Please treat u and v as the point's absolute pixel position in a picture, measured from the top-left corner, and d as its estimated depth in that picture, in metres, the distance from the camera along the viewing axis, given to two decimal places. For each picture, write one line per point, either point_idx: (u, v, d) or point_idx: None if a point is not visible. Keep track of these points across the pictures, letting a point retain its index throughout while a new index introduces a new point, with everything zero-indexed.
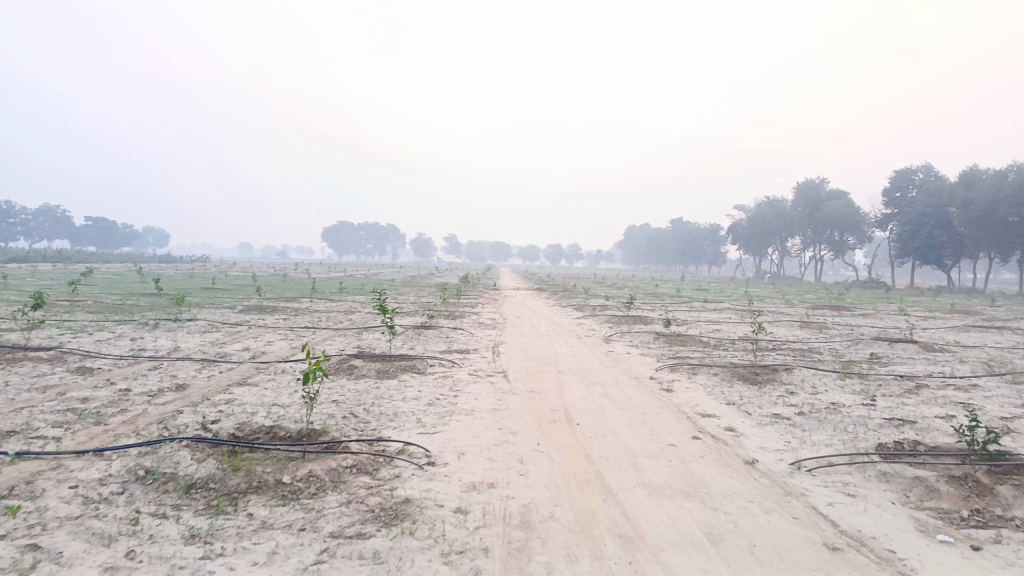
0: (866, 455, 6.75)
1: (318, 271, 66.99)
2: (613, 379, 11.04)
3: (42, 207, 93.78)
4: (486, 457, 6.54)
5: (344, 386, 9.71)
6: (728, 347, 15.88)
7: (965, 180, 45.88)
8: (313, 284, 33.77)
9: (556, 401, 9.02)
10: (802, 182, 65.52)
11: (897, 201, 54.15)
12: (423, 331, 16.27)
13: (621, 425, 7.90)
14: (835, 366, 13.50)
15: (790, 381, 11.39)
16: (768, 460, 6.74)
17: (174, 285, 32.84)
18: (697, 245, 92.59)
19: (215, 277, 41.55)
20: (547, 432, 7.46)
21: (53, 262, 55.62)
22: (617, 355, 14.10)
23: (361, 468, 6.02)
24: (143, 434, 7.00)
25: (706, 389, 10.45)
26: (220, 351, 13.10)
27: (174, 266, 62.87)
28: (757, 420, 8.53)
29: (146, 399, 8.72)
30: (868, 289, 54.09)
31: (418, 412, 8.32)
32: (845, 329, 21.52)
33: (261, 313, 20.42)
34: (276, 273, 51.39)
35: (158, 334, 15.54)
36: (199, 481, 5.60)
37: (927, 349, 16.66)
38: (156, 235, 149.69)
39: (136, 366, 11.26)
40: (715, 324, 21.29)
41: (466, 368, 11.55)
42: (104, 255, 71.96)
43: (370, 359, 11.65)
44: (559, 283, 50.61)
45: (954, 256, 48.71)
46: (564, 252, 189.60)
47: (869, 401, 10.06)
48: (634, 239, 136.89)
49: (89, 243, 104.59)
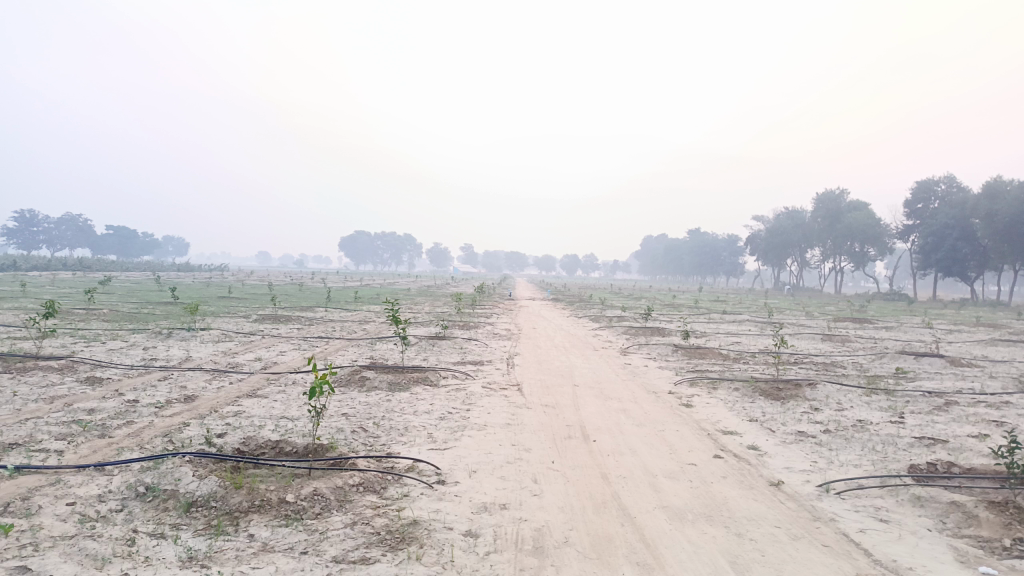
0: (898, 477, 6.41)
1: (334, 280, 67.17)
2: (630, 393, 10.75)
3: (64, 216, 95.21)
4: (499, 475, 6.29)
5: (354, 398, 9.51)
6: (749, 360, 15.51)
7: (989, 192, 45.04)
8: (329, 293, 33.78)
9: (572, 416, 8.75)
10: (821, 193, 64.82)
11: (919, 213, 53.33)
12: (437, 342, 16.08)
13: (640, 443, 7.61)
14: (860, 381, 13.10)
15: (814, 396, 11.03)
16: (794, 482, 6.43)
17: (190, 293, 32.97)
18: (715, 256, 91.88)
19: (232, 286, 41.71)
20: (562, 449, 7.20)
21: (73, 271, 56.19)
22: (634, 367, 13.82)
23: (368, 486, 5.78)
24: (147, 447, 6.82)
25: (727, 405, 10.13)
26: (232, 361, 12.96)
27: (192, 274, 63.36)
28: (781, 438, 8.21)
29: (153, 410, 8.57)
30: (889, 302, 53.24)
31: (429, 426, 8.09)
32: (868, 343, 21.04)
33: (276, 322, 20.32)
34: (293, 282, 51.54)
35: (171, 343, 15.46)
36: (200, 499, 5.38)
37: (955, 364, 16.17)
38: (176, 243, 151.43)
39: (146, 376, 11.14)
40: (734, 337, 20.92)
41: (480, 381, 11.31)
42: (125, 264, 72.69)
43: (383, 370, 11.45)
44: (576, 294, 50.32)
45: (978, 269, 47.81)
46: (580, 262, 189.15)
47: (897, 418, 9.69)
48: (651, 250, 136.24)
49: (110, 252, 105.78)
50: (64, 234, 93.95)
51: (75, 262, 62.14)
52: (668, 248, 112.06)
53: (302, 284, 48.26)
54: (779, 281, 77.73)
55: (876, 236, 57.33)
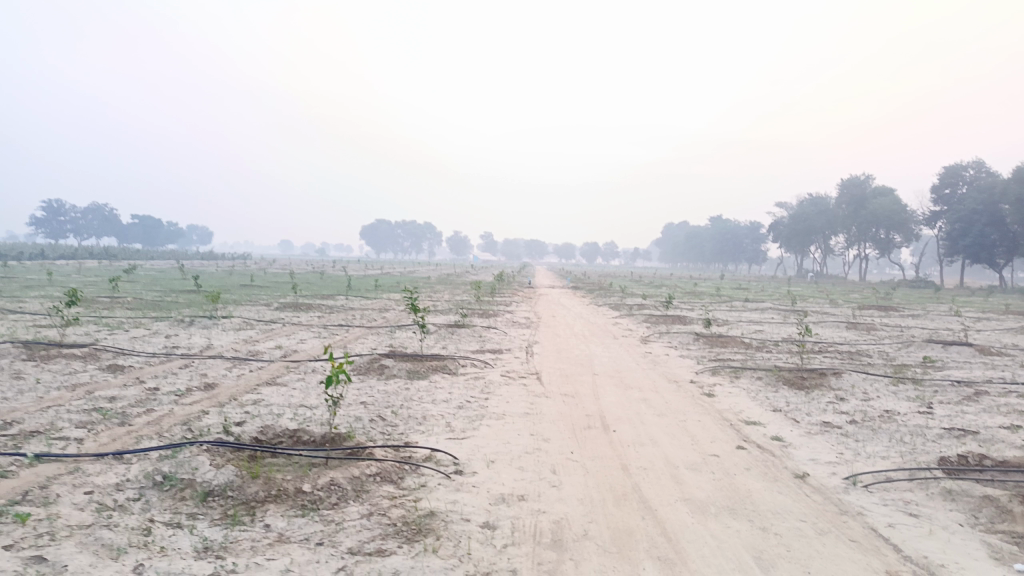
0: (929, 470, 6.23)
1: (355, 268, 67.43)
2: (651, 382, 10.61)
3: (91, 206, 96.64)
4: (517, 466, 6.21)
5: (373, 387, 9.47)
6: (772, 349, 15.29)
7: (1019, 176, 44.03)
8: (349, 282, 33.84)
9: (592, 406, 8.64)
10: (846, 179, 63.78)
11: (947, 198, 52.32)
12: (456, 330, 16.01)
13: (661, 433, 7.49)
14: (885, 370, 12.85)
15: (838, 386, 10.82)
16: (819, 474, 6.27)
17: (213, 282, 33.22)
18: (736, 243, 90.93)
19: (254, 274, 42.02)
20: (582, 439, 7.10)
21: (99, 259, 56.88)
22: (655, 356, 13.67)
23: (385, 476, 5.72)
24: (165, 436, 6.82)
25: (750, 394, 9.96)
26: (252, 349, 13.00)
27: (215, 262, 64.00)
28: (806, 429, 8.05)
29: (174, 398, 8.59)
30: (915, 289, 52.36)
31: (447, 415, 8.02)
32: (894, 331, 20.66)
33: (296, 310, 20.39)
34: (314, 271, 51.83)
35: (192, 331, 15.55)
36: (216, 488, 5.35)
37: (984, 352, 15.83)
38: (200, 233, 153.14)
39: (167, 364, 11.19)
40: (756, 325, 20.65)
41: (499, 370, 11.23)
42: (149, 253, 73.57)
43: (402, 358, 11.41)
44: (596, 282, 50.03)
45: (1007, 255, 46.83)
46: (601, 250, 188.37)
47: (926, 409, 9.46)
48: (672, 238, 135.41)
49: (135, 241, 107.12)
50: (90, 224, 95.20)
51: (100, 250, 62.89)
52: (690, 235, 111.08)
53: (323, 272, 48.44)
54: (802, 268, 76.78)
55: (902, 222, 56.34)
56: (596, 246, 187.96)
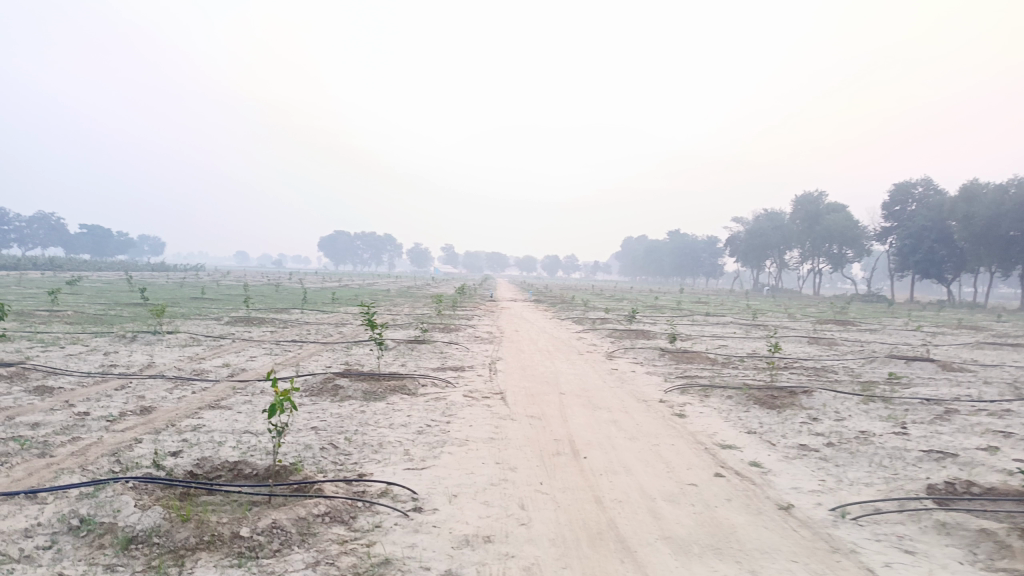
0: (919, 500, 5.88)
1: (311, 279, 65.97)
2: (620, 402, 10.16)
3: (36, 214, 93.24)
4: (482, 500, 5.68)
5: (325, 410, 8.82)
6: (739, 365, 15.02)
7: (966, 195, 45.15)
8: (306, 294, 32.85)
9: (560, 430, 8.15)
10: (800, 195, 64.81)
11: (897, 215, 53.53)
12: (416, 346, 15.38)
13: (634, 460, 7.04)
14: (854, 388, 12.63)
15: (811, 405, 10.53)
16: (805, 505, 5.88)
17: (161, 294, 31.91)
18: (694, 257, 91.89)
19: (207, 287, 40.67)
20: (550, 468, 6.61)
21: (42, 270, 54.66)
22: (622, 373, 13.26)
23: (334, 516, 5.14)
24: (90, 469, 6.11)
25: (722, 415, 9.59)
26: (197, 368, 12.19)
27: (166, 274, 62.04)
28: (783, 453, 7.68)
29: (104, 425, 7.84)
30: (868, 303, 53.34)
31: (405, 442, 7.45)
32: (856, 346, 20.64)
33: (248, 325, 19.52)
34: (269, 283, 50.52)
35: (135, 347, 14.62)
36: (141, 534, 4.69)
37: (947, 368, 15.80)
38: (152, 244, 149.09)
39: (102, 385, 10.35)
40: (720, 340, 20.46)
41: (461, 389, 10.66)
42: (96, 263, 71.03)
43: (357, 378, 10.76)
44: (557, 295, 49.84)
45: (955, 271, 47.95)
46: (561, 263, 188.94)
47: (900, 429, 9.19)
48: (631, 251, 136.43)
49: (83, 251, 103.65)
50: (36, 233, 91.70)
51: (45, 261, 60.47)
52: (649, 249, 112.13)
53: (278, 285, 47.18)
54: (758, 282, 77.61)
55: (855, 237, 57.47)
56: (556, 259, 188.40)
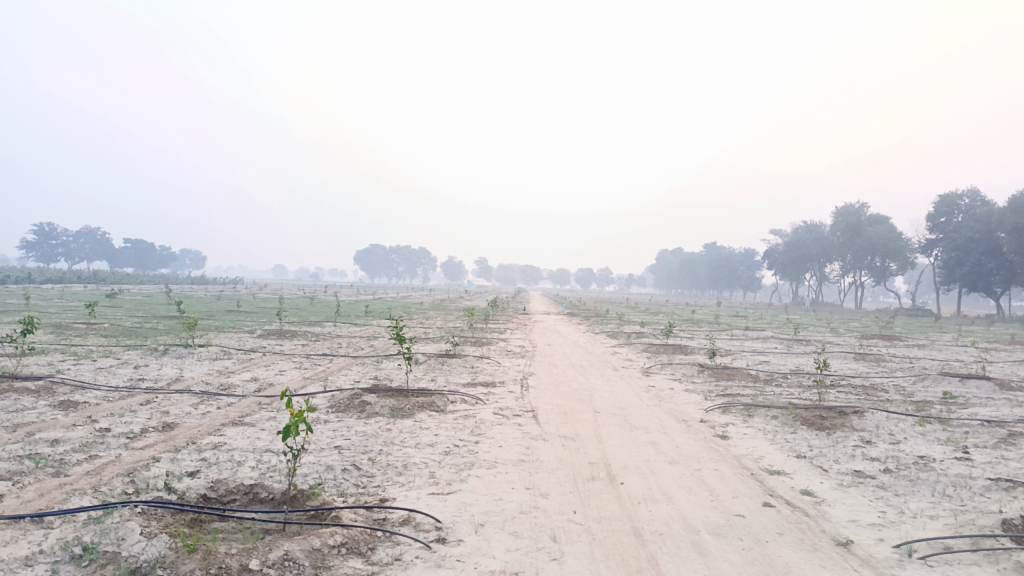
0: (995, 536, 5.31)
1: (345, 293, 66.33)
2: (658, 422, 9.67)
3: (83, 229, 95.62)
4: (510, 531, 5.28)
5: (350, 428, 8.50)
6: (782, 382, 14.40)
7: (1016, 205, 43.51)
8: (337, 308, 32.92)
9: (595, 452, 7.70)
10: (840, 207, 63.31)
11: (942, 227, 51.92)
12: (446, 361, 15.04)
13: (674, 486, 6.56)
14: (907, 408, 11.93)
15: (863, 426, 9.90)
16: (865, 541, 5.35)
17: (198, 307, 32.15)
18: (731, 270, 90.39)
19: (242, 300, 41.00)
20: (585, 495, 6.17)
21: (85, 284, 55.75)
22: (659, 391, 12.73)
23: (351, 547, 4.78)
24: (102, 491, 5.85)
25: (767, 437, 9.04)
26: (224, 382, 12.00)
27: (205, 287, 62.90)
28: (837, 481, 7.11)
29: (124, 442, 7.62)
30: (913, 318, 51.69)
31: (431, 464, 7.08)
32: (904, 363, 19.76)
33: (280, 338, 19.41)
34: (305, 296, 50.88)
35: (165, 361, 14.52)
36: (145, 566, 4.37)
37: (1006, 387, 14.94)
38: (193, 258, 151.98)
39: (128, 399, 10.20)
40: (761, 355, 19.76)
41: (491, 407, 10.27)
42: (138, 277, 72.40)
43: (385, 393, 10.43)
44: (590, 309, 49.23)
45: (1005, 284, 46.16)
46: (595, 276, 188.08)
47: (962, 454, 8.53)
48: (667, 265, 135.07)
49: (127, 265, 105.96)
50: (82, 247, 94.01)
51: (88, 274, 61.81)
52: (684, 261, 110.76)
53: (313, 298, 47.42)
54: (797, 295, 75.83)
55: (898, 250, 55.84)
56: (591, 271, 187.50)
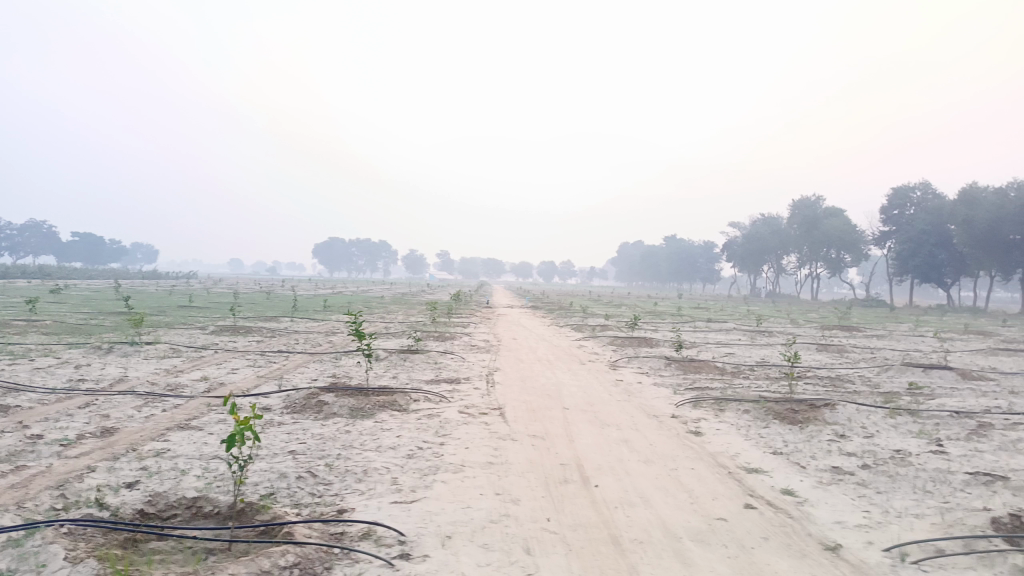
0: (987, 539, 5.08)
1: (303, 287, 64.89)
2: (629, 419, 9.34)
3: (29, 222, 92.00)
4: (480, 543, 4.87)
5: (306, 431, 7.99)
6: (750, 375, 14.25)
7: (965, 198, 44.49)
8: (296, 303, 32.01)
9: (566, 452, 7.33)
10: (797, 200, 64.18)
11: (895, 219, 52.94)
12: (409, 357, 14.55)
13: (652, 488, 6.22)
14: (876, 399, 11.85)
15: (835, 420, 9.73)
16: (854, 545, 5.08)
17: (148, 302, 30.96)
18: (691, 262, 91.14)
19: (198, 295, 39.74)
20: (559, 500, 5.79)
21: (28, 279, 53.52)
22: (628, 385, 12.43)
23: (305, 568, 4.31)
24: (27, 506, 5.26)
25: (741, 432, 8.79)
26: (172, 382, 11.33)
27: (159, 282, 61.02)
28: (817, 479, 6.86)
29: (57, 450, 7.00)
30: (869, 309, 52.70)
31: (392, 469, 6.62)
32: (867, 354, 19.87)
33: (234, 335, 18.66)
34: (263, 290, 49.66)
35: (109, 360, 13.74)
36: None
37: (968, 377, 15.03)
38: (145, 252, 147.86)
39: (66, 402, 9.49)
40: (726, 347, 19.68)
41: (457, 405, 9.84)
42: (88, 272, 69.92)
43: (344, 393, 9.91)
44: (553, 301, 49.03)
45: (955, 275, 47.26)
46: (557, 269, 188.60)
47: (937, 448, 8.39)
48: (627, 257, 136.24)
49: (76, 259, 102.59)
50: (28, 241, 90.68)
51: (34, 269, 59.46)
52: (645, 254, 111.40)
53: (271, 293, 46.24)
54: (756, 288, 76.68)
55: (853, 242, 56.86)
56: (553, 264, 187.76)
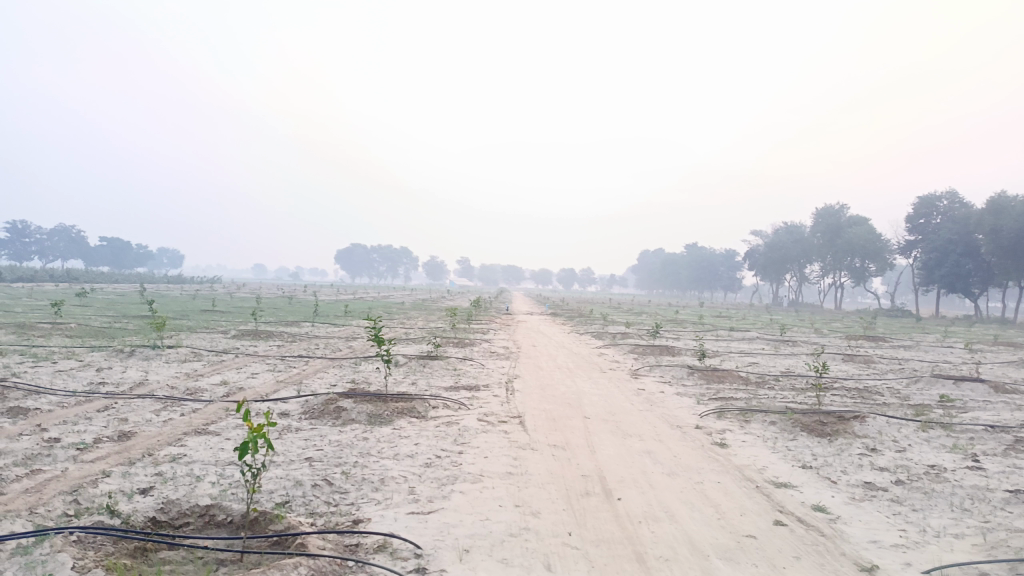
0: None
1: (324, 292, 65.21)
2: (652, 429, 9.12)
3: (57, 227, 93.53)
4: (500, 558, 4.70)
5: (323, 438, 7.87)
6: (775, 385, 13.94)
7: (993, 207, 43.58)
8: (316, 308, 32.08)
9: (588, 463, 7.14)
10: (821, 208, 63.36)
11: (921, 228, 52.04)
12: (428, 363, 14.43)
13: (677, 502, 6.02)
14: (906, 412, 11.51)
15: (865, 433, 9.43)
16: (891, 567, 4.84)
17: (171, 306, 31.20)
18: (712, 270, 90.37)
19: (220, 299, 40.05)
20: (581, 513, 5.61)
21: (55, 283, 54.32)
22: (650, 395, 12.20)
23: None
24: (40, 512, 5.17)
25: (768, 444, 8.54)
26: (191, 387, 11.28)
27: (182, 286, 61.65)
28: (849, 494, 6.61)
29: (74, 454, 6.94)
30: (894, 319, 51.84)
31: (410, 478, 6.47)
32: (895, 365, 19.41)
33: (254, 339, 18.68)
34: (285, 295, 49.98)
35: (130, 363, 13.76)
36: None
37: (1001, 390, 14.58)
38: (170, 256, 149.79)
39: (85, 406, 9.46)
40: (749, 357, 19.33)
41: (476, 413, 9.68)
42: (113, 275, 70.89)
43: (362, 399, 9.78)
44: (572, 308, 48.80)
45: (983, 285, 46.30)
46: (577, 276, 188.01)
47: (973, 464, 8.07)
48: (648, 265, 135.50)
49: (102, 264, 104.10)
50: (56, 245, 92.24)
51: (61, 273, 60.36)
52: (665, 262, 110.62)
53: (292, 297, 46.49)
54: (778, 296, 75.81)
55: (878, 251, 55.98)
56: (573, 272, 187.24)
